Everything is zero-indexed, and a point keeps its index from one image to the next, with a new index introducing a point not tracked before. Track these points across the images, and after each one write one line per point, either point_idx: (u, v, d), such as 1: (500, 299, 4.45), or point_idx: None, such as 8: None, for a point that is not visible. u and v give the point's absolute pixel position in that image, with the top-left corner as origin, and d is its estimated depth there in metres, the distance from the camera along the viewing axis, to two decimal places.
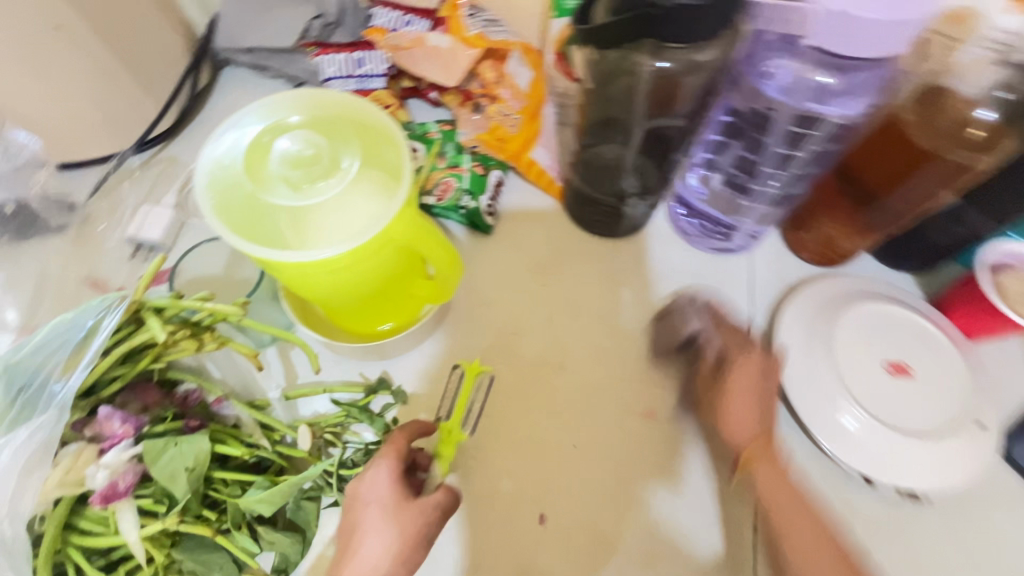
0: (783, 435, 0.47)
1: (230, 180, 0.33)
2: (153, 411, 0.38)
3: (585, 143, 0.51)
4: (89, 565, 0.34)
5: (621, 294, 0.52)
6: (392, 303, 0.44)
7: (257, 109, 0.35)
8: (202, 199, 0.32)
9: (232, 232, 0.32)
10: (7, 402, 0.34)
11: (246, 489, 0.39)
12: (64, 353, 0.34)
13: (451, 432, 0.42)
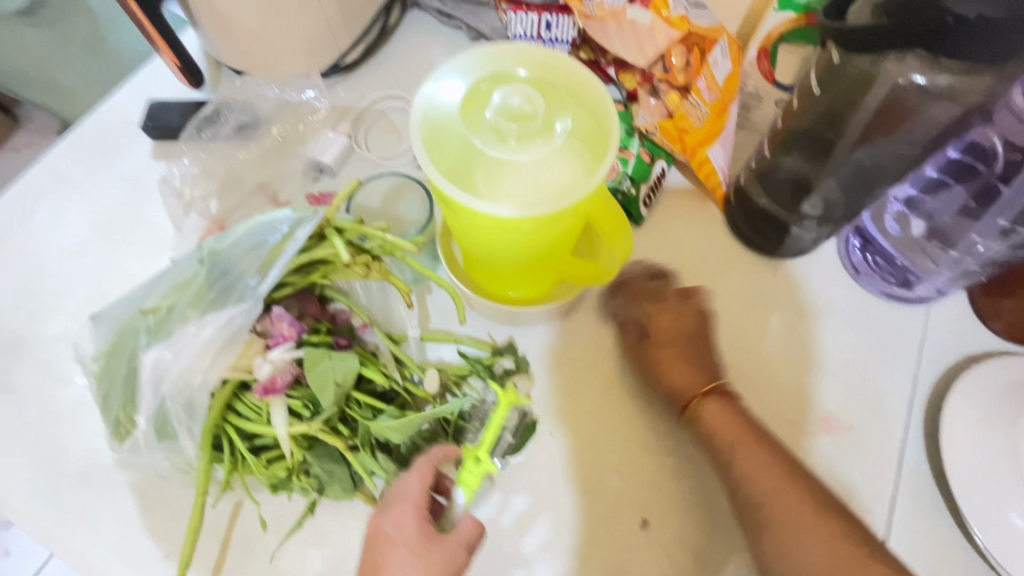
0: (925, 514, 0.42)
1: (444, 119, 0.34)
2: (309, 320, 0.40)
3: (773, 150, 0.47)
4: (241, 446, 0.37)
5: (769, 319, 0.49)
6: (539, 279, 0.43)
7: (482, 56, 0.35)
8: (417, 133, 0.33)
9: (440, 171, 0.32)
10: (207, 285, 0.36)
11: (377, 414, 0.40)
12: (261, 253, 0.37)
13: (477, 462, 0.37)
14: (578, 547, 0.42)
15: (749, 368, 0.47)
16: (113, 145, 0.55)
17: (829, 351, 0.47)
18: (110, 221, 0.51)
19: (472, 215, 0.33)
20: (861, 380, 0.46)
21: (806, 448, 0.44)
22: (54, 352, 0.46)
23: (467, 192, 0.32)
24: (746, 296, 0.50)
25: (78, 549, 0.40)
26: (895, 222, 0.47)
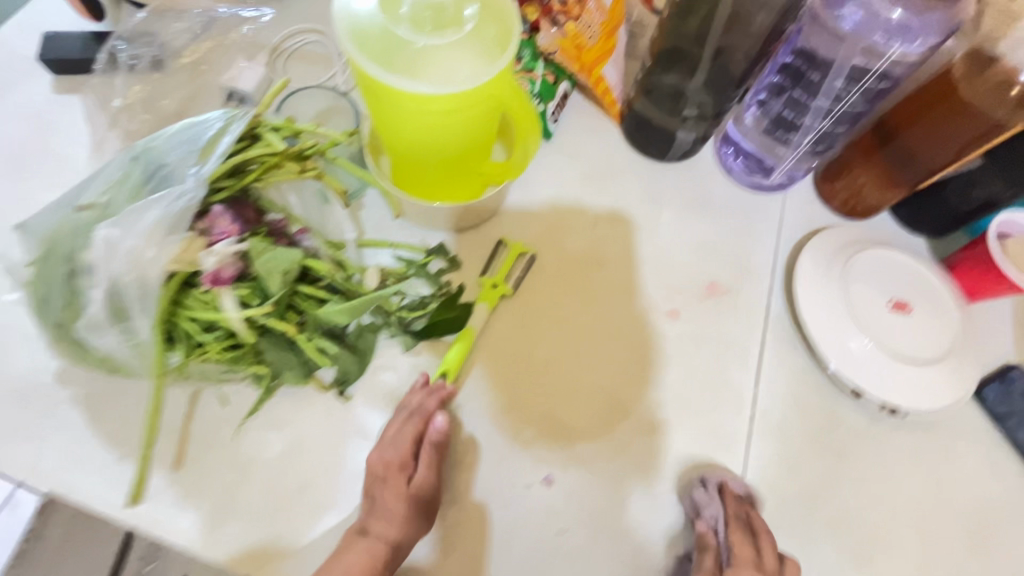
0: (786, 349, 0.52)
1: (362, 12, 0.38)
2: (251, 227, 0.42)
3: (650, 70, 0.56)
4: (194, 333, 0.39)
5: (661, 213, 0.57)
6: (462, 181, 0.48)
7: None
8: (340, 23, 0.37)
9: (359, 53, 0.36)
10: (145, 178, 0.38)
11: (323, 304, 0.44)
12: (196, 146, 0.39)
13: (494, 286, 0.51)
14: (511, 406, 0.47)
15: (647, 250, 0.55)
16: (7, 79, 0.53)
17: (709, 233, 0.57)
18: (15, 155, 0.50)
19: (394, 95, 0.37)
20: (735, 253, 0.56)
21: (695, 308, 0.53)
22: None
23: (388, 71, 0.36)
24: (640, 195, 0.58)
25: (26, 461, 0.40)
26: (751, 124, 0.56)
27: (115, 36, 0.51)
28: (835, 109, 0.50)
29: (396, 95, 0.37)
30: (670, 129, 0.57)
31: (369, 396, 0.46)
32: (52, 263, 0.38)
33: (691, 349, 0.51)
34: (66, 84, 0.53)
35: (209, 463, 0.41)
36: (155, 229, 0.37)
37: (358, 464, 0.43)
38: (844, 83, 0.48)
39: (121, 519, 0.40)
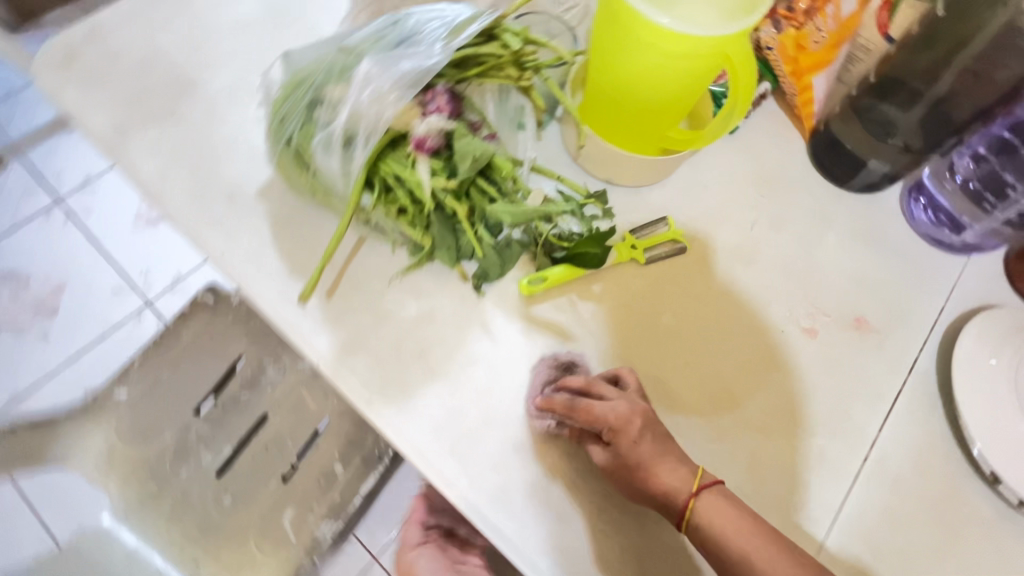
0: (924, 410, 0.48)
1: None
2: (458, 118, 0.45)
3: (860, 93, 0.54)
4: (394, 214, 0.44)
5: (826, 237, 0.55)
6: (645, 140, 0.50)
7: None
8: None
9: None
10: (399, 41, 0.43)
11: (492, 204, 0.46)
12: (449, 25, 0.43)
13: (633, 248, 0.51)
14: (625, 357, 0.48)
15: (800, 266, 0.53)
16: None
17: (872, 270, 0.54)
18: (279, 8, 0.58)
19: (638, 26, 0.39)
20: (894, 298, 0.53)
21: (836, 336, 0.50)
22: (217, 97, 0.53)
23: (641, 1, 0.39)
24: (810, 212, 0.56)
25: (220, 249, 0.47)
26: (953, 182, 0.53)
27: None
28: None
29: (636, 26, 0.39)
30: (863, 157, 0.55)
31: (500, 300, 0.49)
32: (302, 90, 0.44)
33: (820, 373, 0.49)
34: None
35: (355, 303, 0.46)
36: (393, 77, 0.39)
37: (475, 354, 0.46)
38: None
39: (275, 322, 0.46)
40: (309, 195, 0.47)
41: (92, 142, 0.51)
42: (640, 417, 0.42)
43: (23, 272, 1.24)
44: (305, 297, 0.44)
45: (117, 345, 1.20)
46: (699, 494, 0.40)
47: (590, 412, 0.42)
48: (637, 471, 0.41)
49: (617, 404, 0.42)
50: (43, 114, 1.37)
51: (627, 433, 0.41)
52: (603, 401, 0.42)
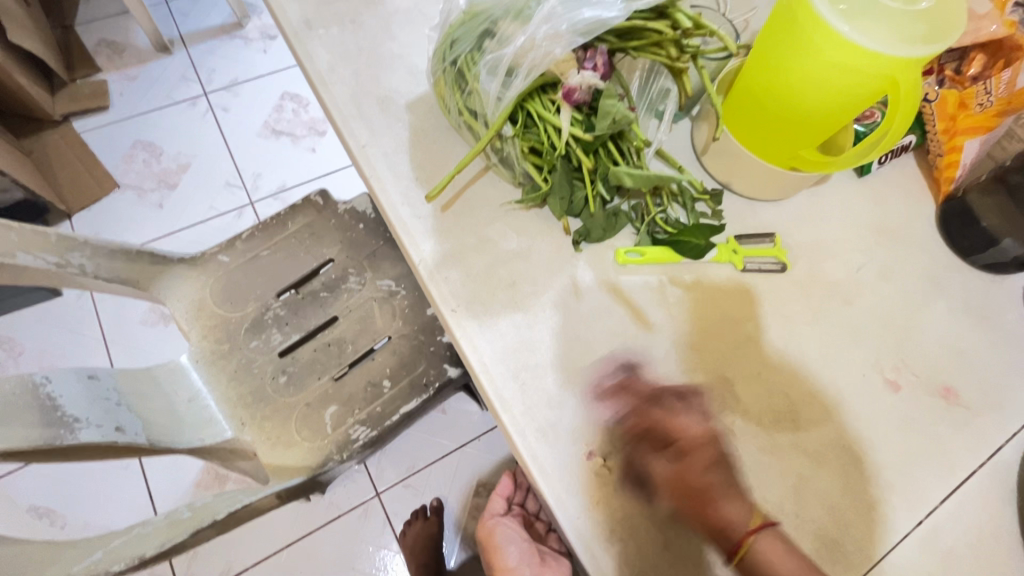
0: (994, 497, 0.46)
1: None
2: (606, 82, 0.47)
3: (1012, 167, 0.51)
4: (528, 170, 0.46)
5: (935, 301, 0.53)
6: (780, 148, 0.50)
7: None
8: None
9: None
10: None
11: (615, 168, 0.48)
12: None
13: (733, 252, 0.52)
14: (699, 350, 0.48)
15: (899, 319, 0.52)
16: None
17: (976, 346, 0.51)
18: None
19: (816, 28, 0.41)
20: (993, 381, 0.50)
21: (920, 394, 0.48)
22: (394, 16, 0.59)
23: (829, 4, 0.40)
24: (923, 273, 0.54)
25: (362, 142, 0.52)
26: None
27: None
28: None
29: (821, 21, 0.40)
30: (996, 233, 0.53)
31: (593, 260, 0.51)
32: (478, 21, 0.48)
33: (891, 427, 0.47)
34: None
35: (465, 224, 0.50)
36: (571, 22, 0.43)
37: (557, 300, 0.48)
38: None
39: (390, 218, 0.50)
40: (454, 117, 0.51)
41: (281, 26, 0.58)
42: (717, 442, 0.43)
43: (158, 146, 1.38)
44: (431, 198, 0.47)
45: (214, 230, 1.31)
46: (758, 533, 0.39)
47: (671, 422, 0.43)
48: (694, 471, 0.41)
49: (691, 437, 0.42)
50: (215, 18, 1.54)
51: (702, 452, 0.42)
52: (681, 414, 0.44)
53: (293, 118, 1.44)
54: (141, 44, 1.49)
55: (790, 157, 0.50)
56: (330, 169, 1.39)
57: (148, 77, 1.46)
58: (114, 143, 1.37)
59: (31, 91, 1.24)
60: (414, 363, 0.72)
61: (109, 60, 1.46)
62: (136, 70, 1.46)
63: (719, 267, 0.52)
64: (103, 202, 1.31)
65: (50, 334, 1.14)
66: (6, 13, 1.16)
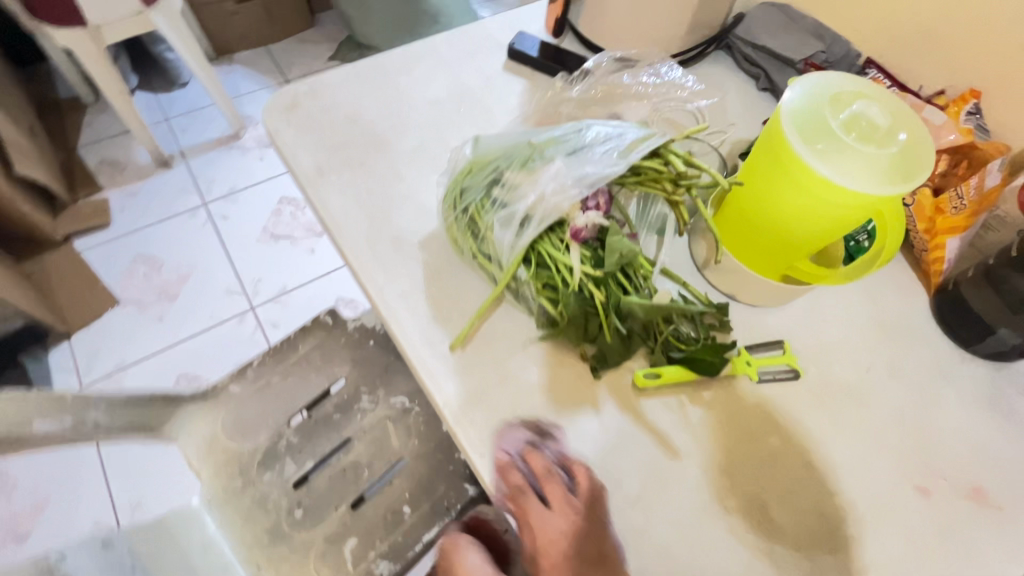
0: None
1: (812, 105, 0.46)
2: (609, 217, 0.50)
3: (998, 265, 0.54)
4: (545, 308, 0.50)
5: (948, 394, 0.54)
6: (773, 257, 0.53)
7: (857, 86, 0.46)
8: (796, 103, 0.46)
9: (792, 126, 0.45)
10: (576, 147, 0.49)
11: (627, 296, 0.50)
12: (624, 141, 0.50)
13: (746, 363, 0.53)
14: (727, 471, 0.48)
15: (917, 419, 0.53)
16: (481, 48, 0.74)
17: (996, 443, 0.52)
18: (464, 94, 0.69)
19: (795, 166, 0.44)
20: (1019, 478, 0.50)
21: (951, 498, 0.49)
22: (400, 157, 0.63)
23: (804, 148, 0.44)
24: (932, 369, 0.56)
25: (378, 284, 0.54)
26: None
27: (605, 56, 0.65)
28: None
29: (798, 162, 0.44)
30: (990, 323, 0.55)
31: (612, 385, 0.52)
32: (483, 171, 0.52)
33: (928, 538, 0.47)
34: (512, 67, 0.73)
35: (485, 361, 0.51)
36: (579, 178, 0.47)
37: (582, 430, 0.49)
38: None
39: (411, 361, 0.51)
40: (466, 256, 0.53)
41: (294, 173, 0.61)
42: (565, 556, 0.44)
43: (158, 259, 1.40)
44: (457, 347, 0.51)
45: (214, 340, 1.30)
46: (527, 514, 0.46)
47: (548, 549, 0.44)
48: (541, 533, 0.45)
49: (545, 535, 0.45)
50: (214, 131, 1.62)
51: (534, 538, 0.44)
52: None
53: (292, 220, 1.48)
54: (142, 161, 1.55)
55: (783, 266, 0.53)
56: (330, 268, 1.42)
57: (148, 191, 1.50)
58: (113, 259, 1.39)
59: (34, 217, 1.27)
60: (433, 485, 0.70)
61: (110, 178, 1.51)
62: (137, 185, 1.51)
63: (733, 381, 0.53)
64: (103, 320, 1.31)
65: (54, 469, 1.14)
66: (13, 147, 1.21)
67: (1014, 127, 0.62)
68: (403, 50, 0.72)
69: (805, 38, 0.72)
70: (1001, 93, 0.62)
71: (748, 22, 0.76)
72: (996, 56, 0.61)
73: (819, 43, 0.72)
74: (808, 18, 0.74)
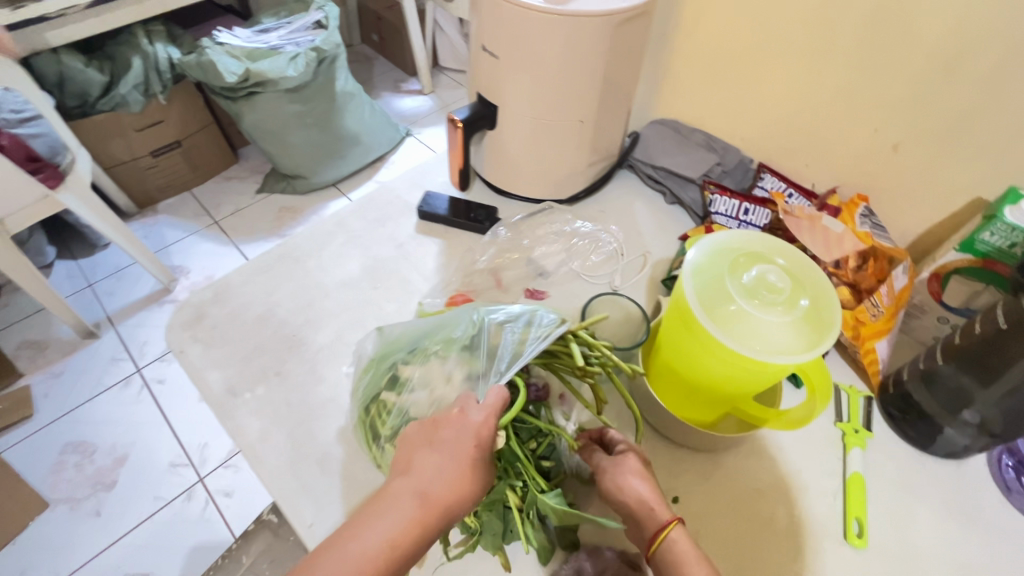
0: None
1: (712, 268, 0.46)
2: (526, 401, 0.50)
3: (936, 365, 0.54)
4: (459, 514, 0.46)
5: (918, 510, 0.53)
6: (709, 407, 0.52)
7: (755, 244, 0.47)
8: (695, 268, 0.46)
9: (692, 294, 0.44)
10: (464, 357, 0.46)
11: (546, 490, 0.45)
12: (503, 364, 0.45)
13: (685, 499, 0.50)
14: None
15: (897, 549, 0.50)
16: (389, 213, 0.74)
17: (977, 557, 0.50)
18: (379, 266, 0.68)
19: (703, 337, 0.43)
20: None
21: None
22: (318, 355, 0.60)
23: (708, 319, 0.43)
24: (896, 481, 0.55)
25: (307, 519, 0.49)
26: None
27: (501, 225, 0.71)
28: None
29: (705, 333, 0.43)
30: (938, 423, 0.55)
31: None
32: (384, 366, 0.49)
33: None
34: (425, 227, 0.73)
35: None
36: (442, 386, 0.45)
37: None
38: None
39: None
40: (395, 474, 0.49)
41: (204, 397, 0.57)
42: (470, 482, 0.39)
43: (89, 443, 1.28)
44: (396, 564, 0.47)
45: (162, 525, 1.18)
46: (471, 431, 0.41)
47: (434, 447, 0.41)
48: (430, 433, 0.41)
49: (431, 472, 0.40)
50: (142, 289, 1.55)
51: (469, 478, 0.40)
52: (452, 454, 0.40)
53: None
54: (65, 336, 1.45)
55: (721, 413, 0.52)
56: None
57: (73, 369, 1.40)
58: (38, 456, 1.26)
59: None
60: None
61: (30, 361, 1.40)
62: (60, 364, 1.40)
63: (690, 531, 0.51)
64: (31, 529, 1.17)
65: None
66: None
67: (904, 217, 0.65)
68: (309, 231, 0.71)
69: (699, 154, 0.76)
70: (882, 189, 0.65)
71: (643, 144, 0.79)
72: (870, 158, 0.64)
73: (713, 156, 0.76)
74: (695, 133, 0.78)
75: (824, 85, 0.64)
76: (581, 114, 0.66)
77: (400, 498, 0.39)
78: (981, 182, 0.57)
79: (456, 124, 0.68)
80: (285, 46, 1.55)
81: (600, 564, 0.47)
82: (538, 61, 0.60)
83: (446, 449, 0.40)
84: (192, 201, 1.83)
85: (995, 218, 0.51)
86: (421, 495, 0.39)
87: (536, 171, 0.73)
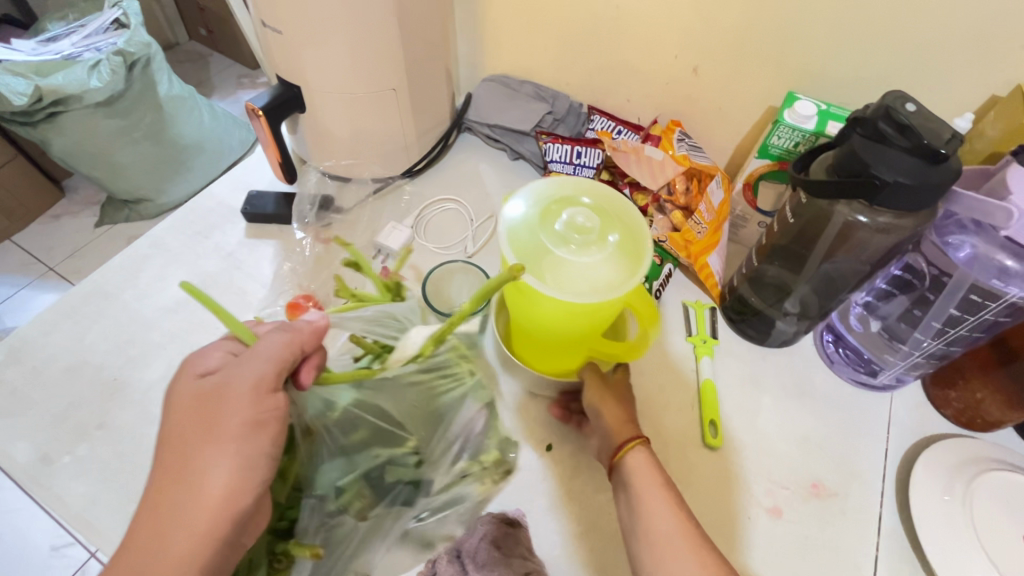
0: (903, 569, 0.49)
1: (525, 223, 0.45)
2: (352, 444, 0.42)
3: (758, 264, 0.58)
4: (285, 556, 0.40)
5: (762, 400, 0.58)
6: (564, 358, 0.51)
7: (564, 188, 0.48)
8: (509, 228, 0.45)
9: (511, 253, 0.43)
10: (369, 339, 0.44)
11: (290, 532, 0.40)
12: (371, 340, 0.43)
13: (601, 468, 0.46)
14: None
15: (749, 440, 0.55)
16: (212, 223, 0.67)
17: (812, 428, 0.56)
18: (208, 283, 0.62)
19: (532, 293, 0.43)
20: (841, 455, 0.55)
21: (799, 505, 0.52)
22: (147, 397, 0.53)
23: (531, 274, 0.42)
24: (741, 379, 0.59)
25: None
26: (858, 323, 0.59)
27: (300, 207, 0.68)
28: (939, 340, 0.52)
29: (531, 290, 0.42)
30: (770, 318, 0.59)
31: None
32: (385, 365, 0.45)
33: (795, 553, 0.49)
34: (256, 231, 0.67)
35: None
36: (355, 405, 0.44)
37: None
38: (943, 322, 0.50)
39: None
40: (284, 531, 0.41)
41: (12, 474, 0.49)
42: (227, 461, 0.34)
43: None
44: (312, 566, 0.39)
45: None
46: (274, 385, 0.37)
47: (206, 452, 0.34)
48: (212, 410, 0.35)
49: (209, 453, 0.34)
50: None
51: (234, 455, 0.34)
52: (217, 447, 0.34)
53: None
54: None
55: (578, 360, 0.52)
56: None
57: None
58: None
59: None
60: None
61: None
62: None
63: (567, 472, 0.52)
64: None
65: None
66: None
67: (719, 134, 0.69)
68: (117, 260, 0.63)
69: (530, 105, 0.76)
70: (694, 111, 0.69)
71: (475, 104, 0.78)
72: (678, 83, 0.67)
73: (543, 104, 0.75)
74: (523, 84, 0.77)
75: (625, 18, 0.64)
76: (393, 81, 0.62)
77: (189, 484, 0.34)
78: (768, 90, 0.62)
79: (256, 112, 0.61)
80: (82, 54, 1.33)
81: (473, 534, 0.47)
82: (326, 30, 0.55)
83: (220, 437, 0.34)
84: (16, 251, 1.58)
85: (778, 123, 0.55)
86: (193, 493, 0.33)
87: (366, 150, 0.69)
